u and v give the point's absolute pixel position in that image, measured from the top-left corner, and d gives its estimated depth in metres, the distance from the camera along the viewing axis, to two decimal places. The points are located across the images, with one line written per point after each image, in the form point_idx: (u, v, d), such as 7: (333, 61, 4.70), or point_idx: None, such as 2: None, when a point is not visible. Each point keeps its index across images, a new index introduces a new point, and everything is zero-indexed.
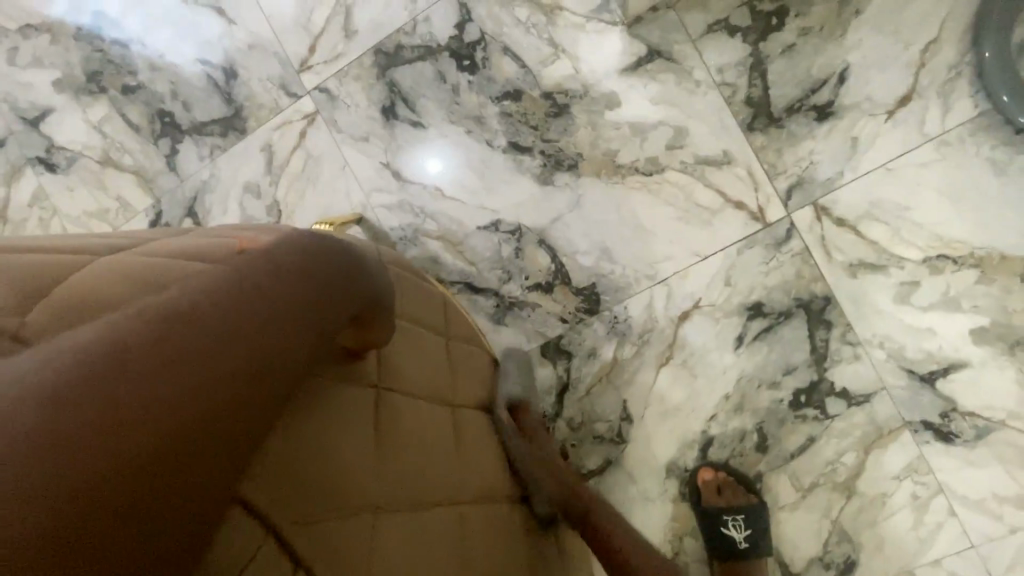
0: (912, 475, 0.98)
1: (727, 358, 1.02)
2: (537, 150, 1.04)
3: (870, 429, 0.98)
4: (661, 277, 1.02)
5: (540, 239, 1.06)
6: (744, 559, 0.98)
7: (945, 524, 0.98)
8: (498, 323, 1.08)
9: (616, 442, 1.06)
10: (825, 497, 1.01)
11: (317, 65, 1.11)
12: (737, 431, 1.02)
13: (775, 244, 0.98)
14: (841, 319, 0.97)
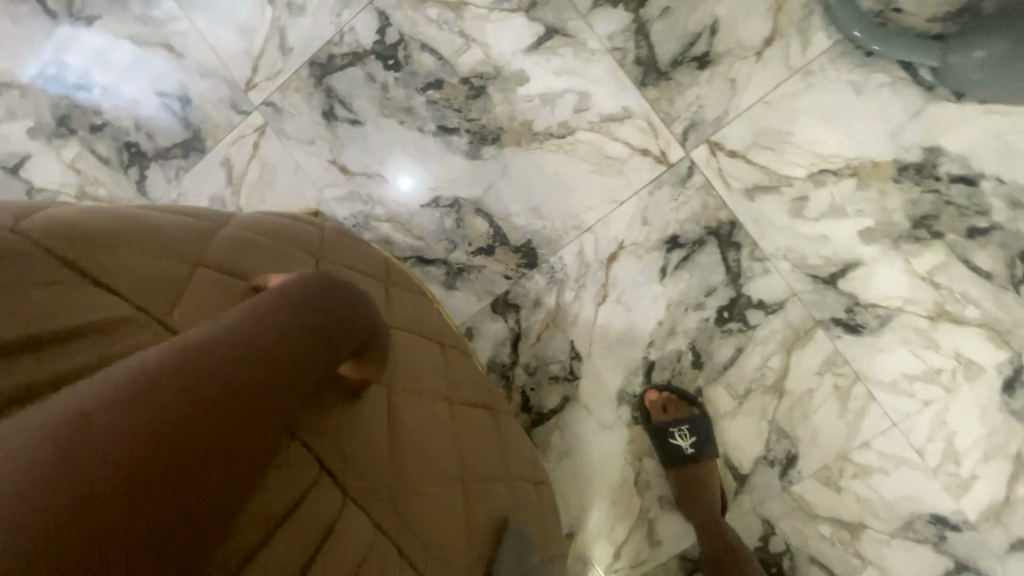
0: (831, 369, 1.10)
1: (655, 289, 1.14)
2: (463, 129, 1.17)
3: (788, 332, 1.10)
4: (588, 225, 1.15)
5: (476, 207, 1.18)
6: (692, 461, 1.10)
7: (866, 408, 1.09)
8: (451, 288, 1.20)
9: (569, 379, 1.18)
10: (759, 400, 1.12)
11: (260, 83, 1.24)
12: (674, 352, 1.14)
13: (679, 181, 1.11)
14: (747, 239, 1.10)
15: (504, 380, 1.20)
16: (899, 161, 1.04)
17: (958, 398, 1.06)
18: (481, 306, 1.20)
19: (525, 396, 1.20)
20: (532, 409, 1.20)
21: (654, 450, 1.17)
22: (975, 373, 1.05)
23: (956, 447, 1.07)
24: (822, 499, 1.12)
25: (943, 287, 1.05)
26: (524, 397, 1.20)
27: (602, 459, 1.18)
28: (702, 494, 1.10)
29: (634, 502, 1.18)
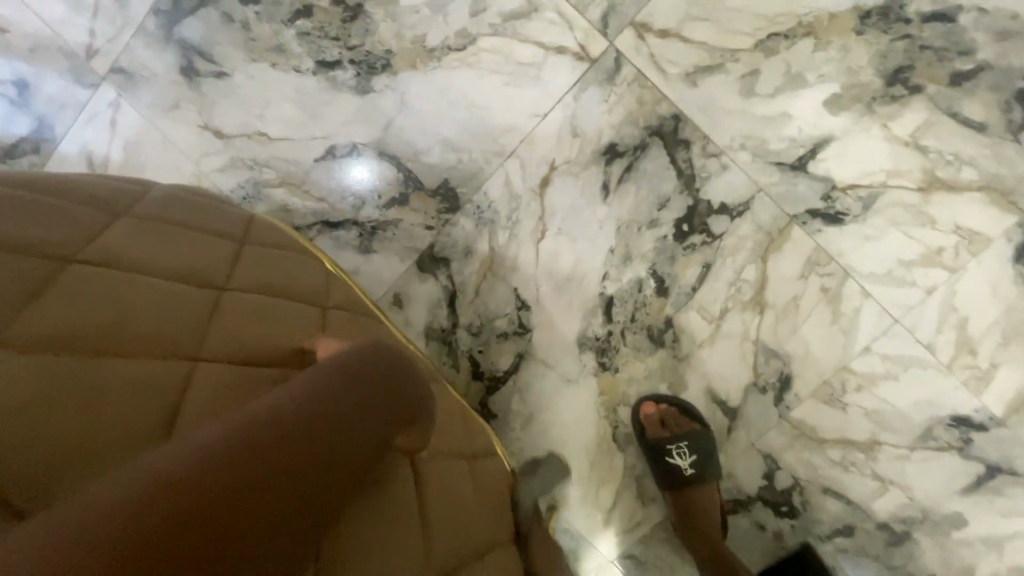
0: (815, 270, 0.93)
1: (600, 211, 0.97)
2: (347, 61, 0.98)
3: (761, 235, 0.94)
4: (510, 149, 0.97)
5: (379, 151, 1.00)
6: (689, 419, 0.98)
7: (863, 308, 0.94)
8: (368, 251, 1.02)
9: (520, 334, 1.01)
10: (739, 320, 0.96)
11: (104, 47, 1.04)
12: (633, 282, 0.97)
13: (606, 78, 0.93)
14: (696, 134, 0.93)
15: (446, 348, 1.03)
16: (859, 8, 0.87)
17: (965, 279, 0.91)
18: (406, 266, 1.02)
19: (474, 361, 1.03)
20: (485, 375, 1.03)
21: (631, 399, 1.01)
22: (981, 245, 0.90)
23: (970, 336, 0.92)
24: (827, 421, 0.97)
25: (932, 150, 0.89)
26: (473, 362, 1.03)
27: (572, 418, 1.02)
28: (688, 436, 0.96)
29: (617, 460, 1.03)
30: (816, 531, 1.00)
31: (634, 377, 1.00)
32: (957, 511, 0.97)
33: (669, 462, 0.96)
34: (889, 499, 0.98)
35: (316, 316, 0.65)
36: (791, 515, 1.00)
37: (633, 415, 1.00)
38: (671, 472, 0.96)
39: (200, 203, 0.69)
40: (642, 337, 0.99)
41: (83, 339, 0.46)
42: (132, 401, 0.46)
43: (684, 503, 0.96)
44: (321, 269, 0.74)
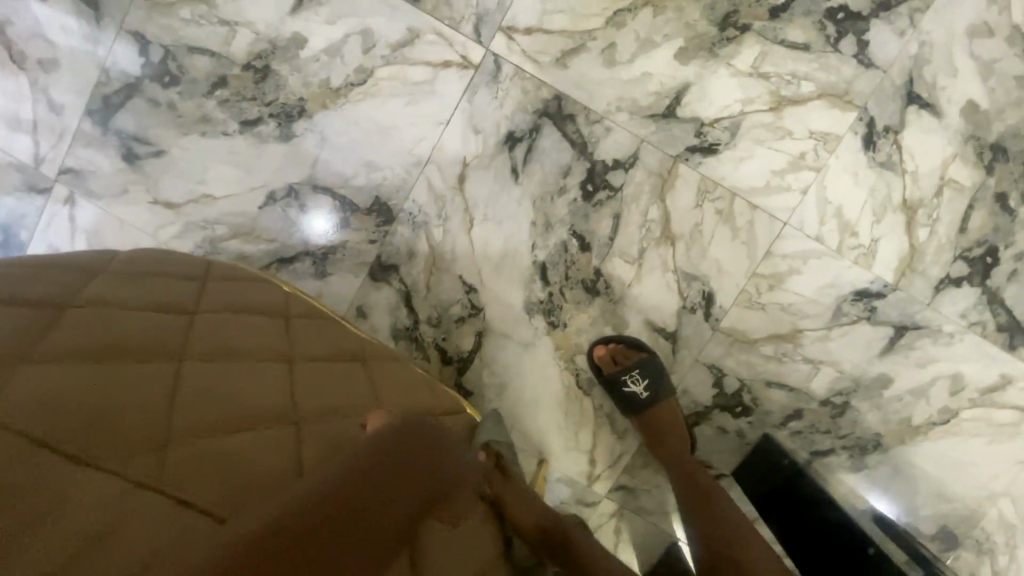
0: (706, 197, 1.08)
1: (515, 191, 1.10)
2: (267, 115, 1.11)
3: (654, 179, 1.08)
4: (425, 157, 1.10)
5: (313, 186, 1.13)
6: (638, 354, 1.10)
7: (754, 219, 1.08)
8: (324, 275, 1.15)
9: (474, 314, 1.14)
10: (656, 255, 1.10)
11: (49, 154, 1.15)
12: (559, 245, 1.11)
13: (491, 78, 1.08)
14: (577, 107, 1.07)
15: (414, 343, 1.16)
16: None
17: (830, 175, 1.06)
18: (360, 280, 1.15)
19: (441, 348, 1.15)
20: (453, 358, 1.16)
21: (585, 347, 1.13)
22: (835, 143, 1.05)
23: (848, 221, 1.07)
24: (752, 322, 1.11)
25: (772, 75, 1.04)
26: (441, 350, 1.16)
27: (537, 376, 1.15)
28: (638, 365, 1.08)
29: (586, 404, 1.15)
30: (771, 422, 1.13)
31: (582, 328, 1.13)
32: (882, 372, 1.10)
33: (629, 390, 1.08)
34: (823, 376, 1.11)
35: (271, 329, 0.75)
36: (746, 413, 1.13)
37: (589, 358, 1.12)
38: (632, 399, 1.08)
39: (161, 254, 0.80)
40: (578, 291, 1.12)
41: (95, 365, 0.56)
42: (142, 419, 0.54)
43: (648, 420, 1.08)
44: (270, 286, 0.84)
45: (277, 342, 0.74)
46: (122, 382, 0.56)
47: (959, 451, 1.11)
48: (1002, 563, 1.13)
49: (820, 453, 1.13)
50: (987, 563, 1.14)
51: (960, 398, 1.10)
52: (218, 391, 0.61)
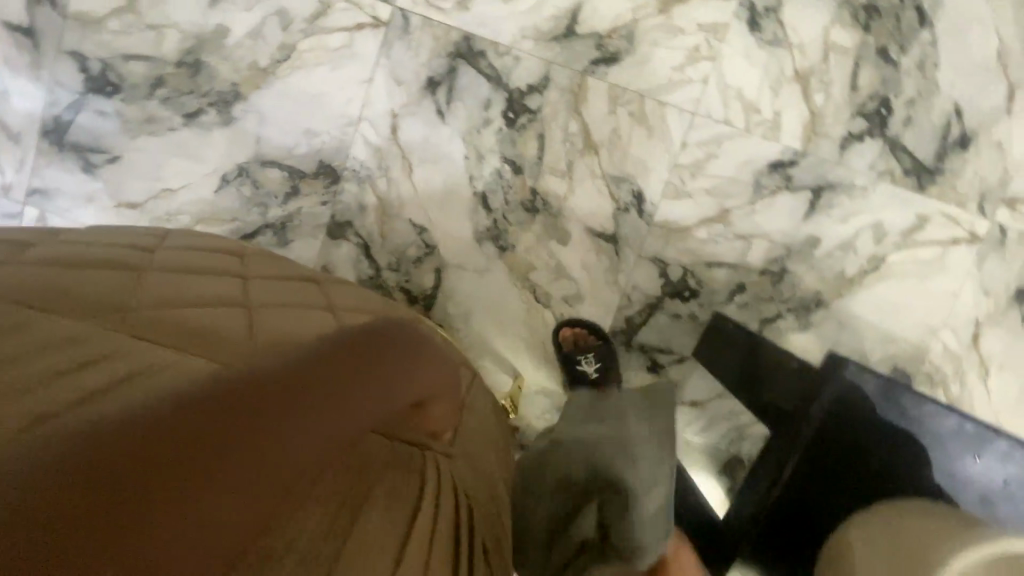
0: (618, 103, 1.17)
1: (444, 131, 1.19)
2: (206, 105, 1.20)
3: (568, 96, 1.17)
4: (357, 117, 1.20)
5: (261, 162, 1.22)
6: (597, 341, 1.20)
7: (666, 115, 1.17)
8: (287, 243, 1.25)
9: (430, 252, 1.24)
10: (584, 165, 1.19)
11: (15, 179, 1.25)
12: (493, 174, 1.20)
13: (402, 32, 1.17)
14: (486, 43, 1.16)
15: (380, 290, 1.26)
16: None
17: (725, 61, 1.15)
18: (320, 241, 1.25)
19: (405, 290, 1.25)
20: (419, 297, 1.25)
21: (536, 264, 1.23)
22: (724, 31, 1.14)
23: (750, 100, 1.16)
24: (683, 211, 1.20)
25: None
26: (406, 292, 1.25)
27: (497, 298, 1.24)
28: (594, 349, 1.19)
29: (548, 316, 1.24)
30: (718, 300, 1.22)
31: (529, 246, 1.22)
32: (810, 234, 1.19)
33: (579, 370, 1.18)
34: (757, 249, 1.20)
35: (230, 259, 0.82)
36: (694, 297, 1.22)
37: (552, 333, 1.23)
38: (581, 376, 1.18)
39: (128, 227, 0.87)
40: (519, 212, 1.21)
41: (71, 268, 0.65)
42: (116, 301, 0.62)
43: (594, 399, 1.18)
44: (217, 240, 0.90)
45: (239, 266, 0.80)
46: (97, 280, 0.65)
47: (895, 295, 1.20)
48: (955, 392, 1.21)
49: (768, 320, 1.22)
50: (941, 394, 1.22)
51: (885, 245, 1.19)
52: (188, 294, 0.67)
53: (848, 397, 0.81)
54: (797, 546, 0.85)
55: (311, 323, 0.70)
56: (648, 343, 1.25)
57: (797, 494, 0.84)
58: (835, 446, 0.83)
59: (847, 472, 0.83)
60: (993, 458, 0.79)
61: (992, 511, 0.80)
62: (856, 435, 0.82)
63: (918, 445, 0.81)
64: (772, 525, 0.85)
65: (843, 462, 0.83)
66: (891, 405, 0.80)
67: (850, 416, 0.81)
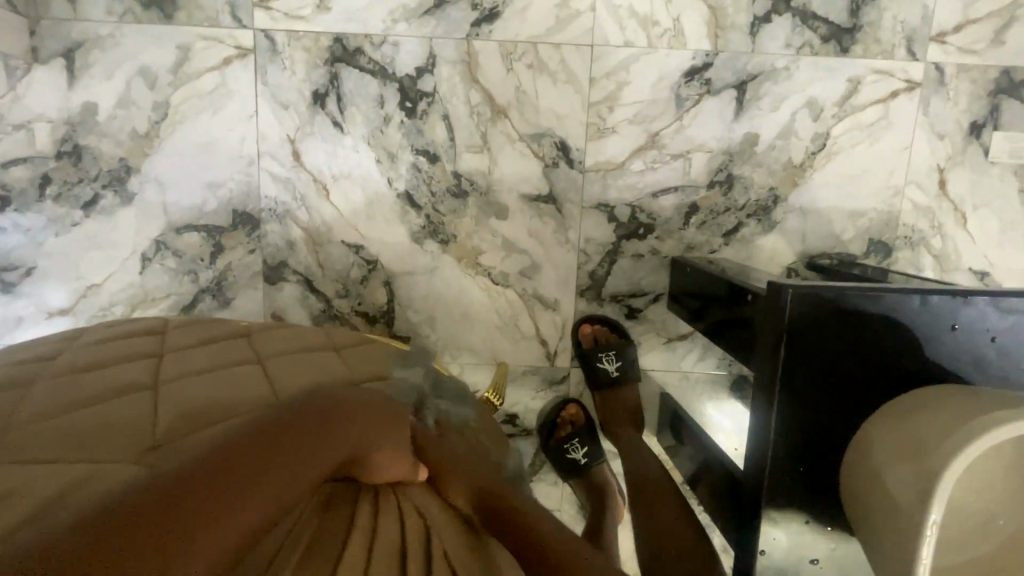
0: (512, 59, 1.10)
1: (348, 141, 1.14)
2: (101, 189, 1.15)
3: (459, 66, 1.11)
4: (255, 154, 1.14)
5: (175, 229, 1.17)
6: (620, 339, 1.17)
7: (564, 55, 1.10)
8: (229, 302, 1.20)
9: (373, 268, 1.18)
10: (498, 133, 1.13)
11: None
12: (411, 169, 1.14)
13: (272, 54, 1.11)
14: (359, 39, 1.10)
15: (336, 320, 1.21)
16: None
17: None
18: (261, 290, 1.19)
19: (361, 313, 1.20)
20: (378, 316, 1.20)
21: (482, 247, 1.17)
22: None
23: (644, 14, 1.09)
24: (613, 148, 1.14)
25: None
26: (362, 314, 1.20)
27: (454, 293, 1.19)
28: (615, 347, 1.15)
29: (511, 295, 1.19)
30: (675, 227, 1.17)
31: (470, 231, 1.17)
32: (746, 132, 1.13)
33: (599, 367, 1.15)
34: (698, 164, 1.14)
35: (144, 342, 0.76)
36: (650, 232, 1.17)
37: (573, 331, 1.20)
38: (602, 375, 1.15)
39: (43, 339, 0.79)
40: (448, 200, 1.15)
41: None
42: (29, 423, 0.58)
43: (614, 400, 1.16)
44: (141, 322, 0.86)
45: (159, 346, 0.76)
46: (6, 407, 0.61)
47: (849, 167, 1.15)
48: (938, 246, 1.17)
49: (731, 233, 1.17)
50: (925, 253, 1.18)
51: (825, 120, 1.13)
52: (81, 395, 0.64)
53: (802, 316, 0.66)
54: (819, 496, 0.69)
55: (244, 394, 0.68)
56: (618, 291, 1.20)
57: (798, 442, 0.68)
58: (820, 375, 0.67)
59: (842, 394, 0.67)
60: (974, 318, 0.66)
61: (990, 375, 0.68)
62: (834, 355, 0.66)
63: (897, 337, 0.66)
64: (786, 486, 0.69)
65: (830, 386, 0.67)
66: (849, 305, 0.65)
67: (815, 335, 0.66)
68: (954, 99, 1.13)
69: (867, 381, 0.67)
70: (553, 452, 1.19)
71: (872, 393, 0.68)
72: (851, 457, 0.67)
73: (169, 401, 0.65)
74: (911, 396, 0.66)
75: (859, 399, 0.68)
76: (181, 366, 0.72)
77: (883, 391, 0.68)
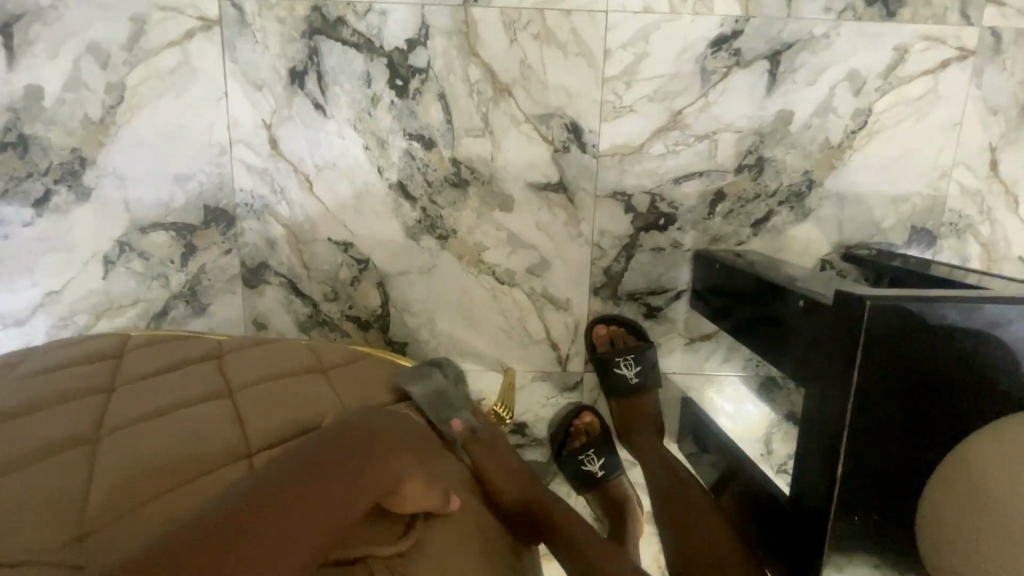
0: (516, 28, 0.97)
1: (331, 127, 1.01)
2: (53, 185, 1.01)
3: (456, 37, 0.97)
4: (227, 141, 1.01)
5: (140, 228, 1.04)
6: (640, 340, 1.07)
7: (575, 23, 0.97)
8: (204, 309, 1.08)
9: (365, 268, 1.06)
10: (501, 113, 1.00)
11: None
12: (403, 157, 1.02)
13: (241, 25, 0.97)
14: (340, 7, 0.96)
15: (326, 326, 1.09)
16: None
17: None
18: (240, 295, 1.07)
19: (353, 318, 1.09)
20: (371, 321, 1.09)
21: (486, 243, 1.06)
22: None
23: None
24: (630, 130, 1.01)
25: None
26: (354, 319, 1.09)
27: (455, 294, 1.08)
28: (632, 350, 1.04)
29: (517, 295, 1.08)
30: (698, 217, 1.05)
31: (471, 225, 1.05)
32: (780, 109, 1.01)
33: (617, 374, 1.04)
34: (725, 145, 1.02)
35: (112, 367, 0.70)
36: (672, 222, 1.05)
37: (587, 333, 1.09)
38: (619, 382, 1.05)
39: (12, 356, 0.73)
40: (447, 191, 1.03)
41: None
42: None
43: (632, 409, 1.05)
44: (94, 340, 0.76)
45: (132, 373, 0.70)
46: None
47: (893, 147, 1.03)
48: (986, 233, 1.07)
49: (761, 222, 1.05)
50: (972, 241, 1.07)
51: (867, 94, 1.01)
52: (10, 461, 0.57)
53: (883, 334, 0.57)
54: (890, 534, 0.61)
55: (218, 436, 0.62)
56: (636, 288, 1.09)
57: (867, 475, 0.60)
58: (901, 397, 0.58)
59: (923, 422, 0.58)
60: None
61: None
62: (918, 374, 0.58)
63: (984, 360, 0.57)
64: (848, 524, 0.61)
65: (909, 413, 0.58)
66: (938, 320, 0.57)
67: (896, 358, 0.57)
68: (1010, 69, 1.01)
69: (953, 408, 0.58)
70: (565, 463, 1.08)
71: (957, 424, 0.58)
72: (925, 495, 0.58)
73: (110, 463, 0.57)
74: (1008, 420, 0.56)
75: (942, 431, 0.59)
76: (151, 401, 0.66)
77: (971, 420, 0.58)
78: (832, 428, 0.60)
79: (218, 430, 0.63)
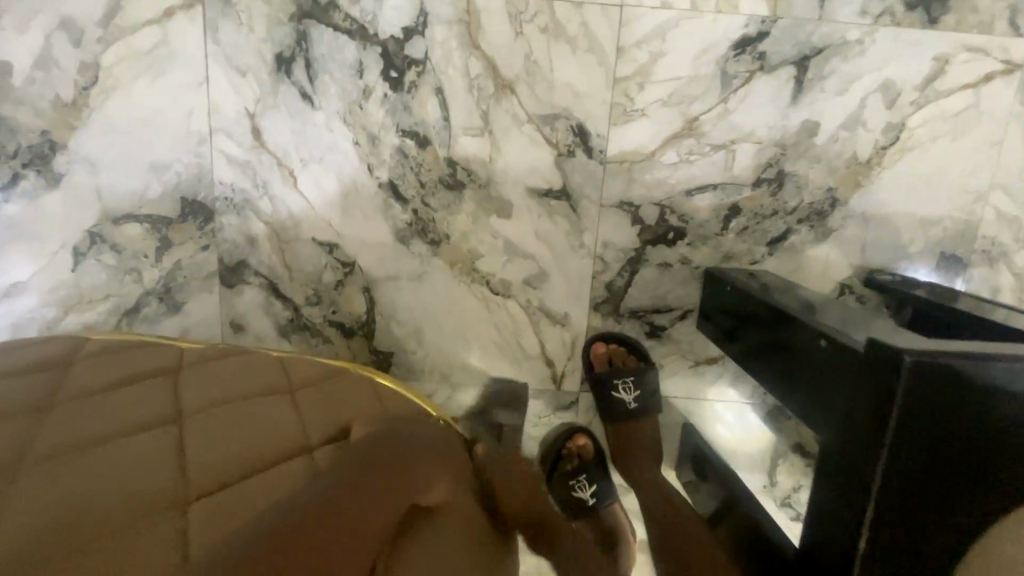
0: (522, 20, 0.89)
1: (319, 119, 0.94)
2: (19, 171, 0.87)
3: (457, 27, 0.90)
4: (207, 132, 0.97)
5: (112, 218, 0.95)
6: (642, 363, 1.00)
7: (587, 17, 0.89)
8: (179, 307, 1.02)
9: (350, 271, 1.00)
10: (502, 111, 0.93)
11: None
12: (395, 154, 0.95)
13: (224, 5, 0.91)
14: None
15: (307, 331, 1.03)
16: None
17: None
18: (218, 295, 1.04)
19: (336, 323, 1.02)
20: (355, 327, 1.02)
21: (480, 250, 0.99)
22: None
23: None
24: (641, 135, 0.94)
25: None
26: (337, 325, 1.02)
27: (445, 303, 1.01)
28: (632, 371, 0.98)
29: (512, 307, 1.01)
30: (710, 233, 0.98)
31: (466, 231, 0.98)
32: (805, 119, 0.93)
33: (615, 397, 0.98)
34: (743, 156, 0.94)
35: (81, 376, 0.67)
36: (681, 236, 0.98)
37: (585, 351, 1.02)
38: (617, 406, 0.98)
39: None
40: (441, 193, 0.96)
41: None
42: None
43: (631, 436, 0.98)
44: (61, 341, 0.73)
45: (102, 382, 0.67)
46: None
47: (925, 166, 0.95)
48: None
49: (778, 241, 0.98)
50: (1006, 272, 0.99)
51: (901, 107, 0.92)
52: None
53: (928, 396, 0.50)
54: None
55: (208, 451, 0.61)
56: (640, 306, 1.02)
57: (895, 551, 0.53)
58: (936, 467, 0.51)
59: (958, 496, 0.52)
60: None
61: None
62: (958, 442, 0.51)
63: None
64: None
65: (944, 485, 0.52)
66: (988, 387, 0.50)
67: (938, 424, 0.50)
68: None
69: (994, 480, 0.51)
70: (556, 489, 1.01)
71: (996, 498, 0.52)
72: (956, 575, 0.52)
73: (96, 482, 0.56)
74: None
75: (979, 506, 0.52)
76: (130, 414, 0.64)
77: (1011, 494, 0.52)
78: (859, 493, 0.53)
79: (161, 465, 0.59)
